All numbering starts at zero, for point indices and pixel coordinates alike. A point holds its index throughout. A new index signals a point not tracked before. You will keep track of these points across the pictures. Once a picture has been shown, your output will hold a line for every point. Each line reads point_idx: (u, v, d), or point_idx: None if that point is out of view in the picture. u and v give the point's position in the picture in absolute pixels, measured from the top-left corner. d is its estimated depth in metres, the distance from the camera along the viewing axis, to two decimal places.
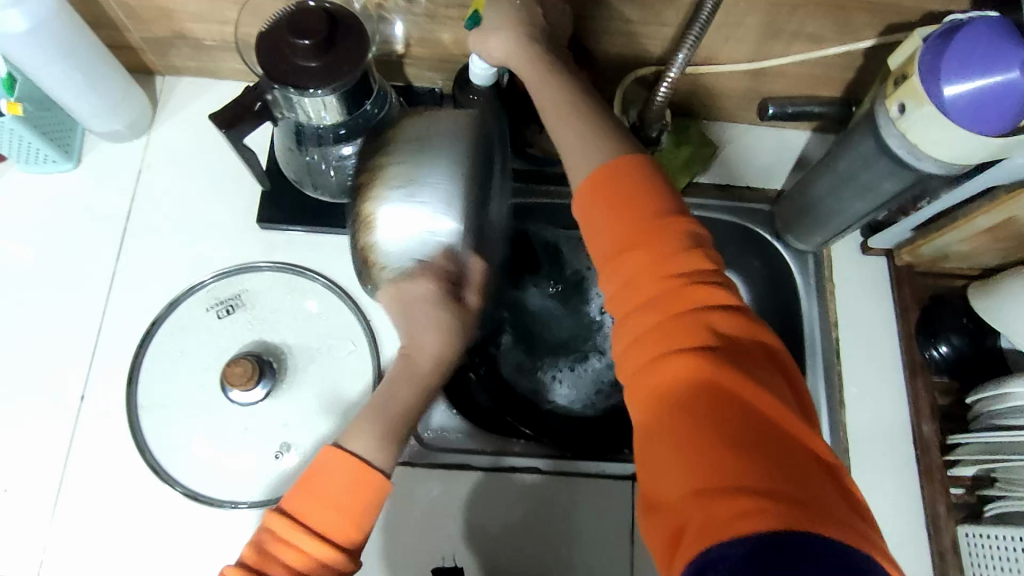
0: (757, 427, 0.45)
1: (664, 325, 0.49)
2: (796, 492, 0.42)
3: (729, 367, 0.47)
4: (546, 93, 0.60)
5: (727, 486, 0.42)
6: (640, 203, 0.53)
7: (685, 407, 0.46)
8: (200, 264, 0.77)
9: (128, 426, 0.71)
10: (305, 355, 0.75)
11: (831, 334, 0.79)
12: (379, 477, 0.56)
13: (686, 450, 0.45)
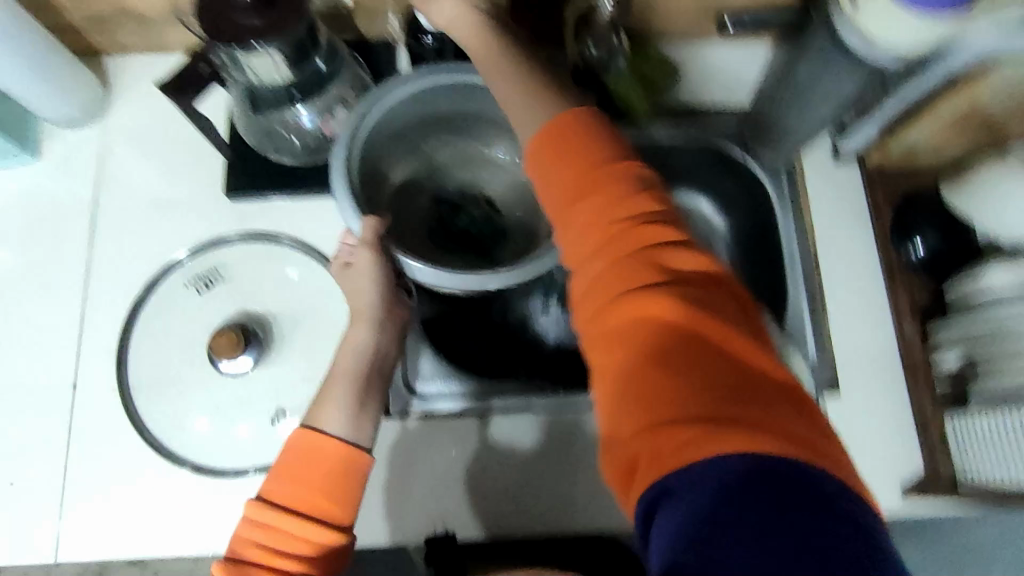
0: (726, 363, 0.43)
1: (620, 269, 0.47)
2: (752, 418, 0.40)
3: (691, 303, 0.45)
4: (498, 52, 0.60)
5: (677, 417, 0.41)
6: (592, 159, 0.51)
7: (643, 350, 0.44)
8: (174, 242, 0.76)
9: (125, 408, 0.72)
10: (290, 321, 0.75)
11: (808, 245, 0.81)
12: (356, 454, 0.59)
13: (637, 387, 0.43)
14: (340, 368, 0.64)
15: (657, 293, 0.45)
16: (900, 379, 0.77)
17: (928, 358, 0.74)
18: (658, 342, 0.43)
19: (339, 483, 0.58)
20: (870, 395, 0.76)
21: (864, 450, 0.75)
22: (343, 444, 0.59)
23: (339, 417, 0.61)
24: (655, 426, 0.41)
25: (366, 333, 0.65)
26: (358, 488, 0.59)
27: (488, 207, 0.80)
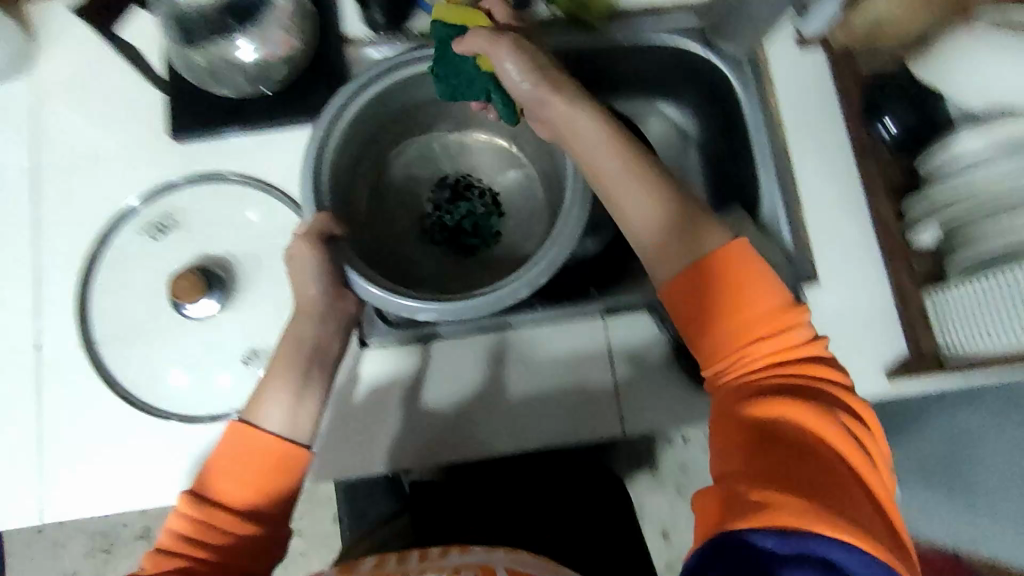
0: (831, 465, 0.47)
1: (740, 357, 0.53)
2: (808, 483, 0.45)
3: (807, 412, 0.49)
4: (599, 151, 0.59)
5: (754, 453, 0.47)
6: (743, 264, 0.54)
7: (749, 420, 0.50)
8: (124, 191, 0.73)
9: (92, 364, 0.70)
10: (254, 262, 0.73)
11: (778, 137, 0.79)
12: (292, 448, 0.58)
13: (744, 420, 0.50)
14: (278, 361, 0.62)
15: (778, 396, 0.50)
16: (879, 261, 0.76)
17: (905, 238, 0.73)
18: (762, 423, 0.49)
19: (272, 479, 0.56)
20: (849, 282, 0.76)
21: (845, 337, 0.75)
22: (276, 436, 0.57)
23: (278, 412, 0.59)
24: (734, 467, 0.48)
25: (313, 326, 0.63)
26: (291, 483, 0.57)
27: (490, 201, 0.85)
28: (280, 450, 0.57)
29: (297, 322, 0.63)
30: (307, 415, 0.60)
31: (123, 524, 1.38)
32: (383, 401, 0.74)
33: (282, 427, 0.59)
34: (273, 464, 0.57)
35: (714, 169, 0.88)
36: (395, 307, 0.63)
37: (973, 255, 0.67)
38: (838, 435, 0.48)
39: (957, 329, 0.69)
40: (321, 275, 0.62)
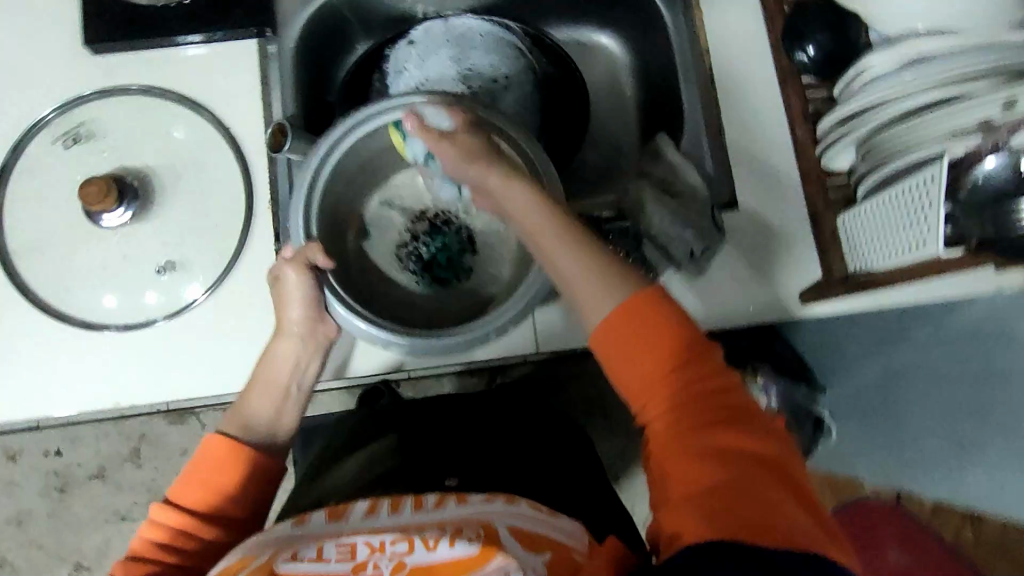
0: (776, 494, 0.45)
1: (670, 393, 0.50)
2: (767, 518, 0.43)
3: (756, 441, 0.48)
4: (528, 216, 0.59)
5: (709, 506, 0.44)
6: (654, 308, 0.51)
7: (705, 453, 0.47)
8: (40, 103, 0.73)
9: (6, 271, 0.71)
10: (171, 176, 0.73)
11: (702, 64, 0.80)
12: (268, 462, 0.60)
13: (686, 470, 0.47)
14: (261, 377, 0.64)
15: (726, 426, 0.48)
16: (796, 187, 0.77)
17: (819, 157, 0.72)
18: (721, 456, 0.47)
19: (248, 490, 0.58)
20: (766, 207, 0.76)
21: (759, 260, 0.75)
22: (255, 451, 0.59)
23: (259, 414, 0.62)
24: (701, 502, 0.44)
25: (298, 348, 0.66)
26: (265, 493, 0.60)
27: (467, 239, 0.81)
28: (252, 461, 0.59)
29: (281, 343, 0.65)
30: (285, 420, 0.64)
31: (78, 464, 1.39)
32: None
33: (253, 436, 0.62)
34: (243, 477, 0.58)
35: (649, 101, 0.88)
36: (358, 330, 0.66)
37: (873, 177, 0.66)
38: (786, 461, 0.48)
39: (861, 245, 0.69)
40: (308, 296, 0.65)
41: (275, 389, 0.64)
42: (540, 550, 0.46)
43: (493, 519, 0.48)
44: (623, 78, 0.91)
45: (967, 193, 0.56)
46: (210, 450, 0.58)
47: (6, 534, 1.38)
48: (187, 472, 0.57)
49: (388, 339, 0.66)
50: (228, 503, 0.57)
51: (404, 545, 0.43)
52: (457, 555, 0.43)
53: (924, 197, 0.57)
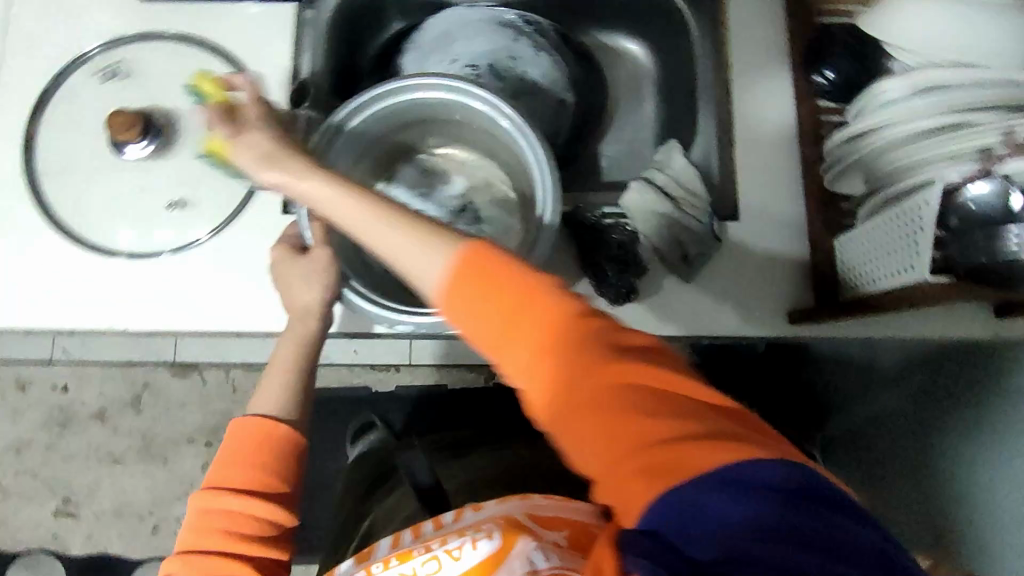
0: (709, 425, 0.38)
1: (562, 360, 0.41)
2: (712, 452, 0.36)
3: (670, 369, 0.41)
4: (348, 218, 0.48)
5: (652, 475, 0.37)
6: (520, 278, 0.42)
7: (631, 403, 0.39)
8: (85, 38, 0.77)
9: (29, 189, 0.75)
10: (195, 119, 0.76)
11: (722, 76, 0.80)
12: (301, 433, 0.62)
13: (608, 441, 0.39)
14: (274, 364, 0.64)
15: (633, 361, 0.40)
16: (800, 205, 0.77)
17: (823, 178, 0.73)
18: (647, 401, 0.39)
19: (288, 463, 0.60)
20: (767, 220, 0.76)
21: (755, 272, 0.75)
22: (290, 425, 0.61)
23: (275, 394, 0.63)
24: (652, 475, 0.37)
25: (314, 327, 0.66)
26: (301, 461, 0.61)
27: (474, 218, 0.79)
28: (287, 432, 0.61)
29: (297, 326, 0.65)
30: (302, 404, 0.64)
31: (83, 402, 1.44)
32: None
33: (277, 414, 0.62)
34: (281, 448, 0.60)
35: (667, 110, 0.89)
36: (373, 313, 0.67)
37: (874, 203, 0.66)
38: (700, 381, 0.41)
39: (856, 270, 0.69)
40: (326, 284, 0.65)
41: (288, 372, 0.63)
42: (557, 528, 0.48)
43: (509, 512, 0.49)
44: (646, 86, 0.92)
45: (957, 219, 0.56)
46: (246, 431, 0.60)
47: (5, 460, 1.42)
48: (226, 456, 0.59)
49: (402, 322, 0.67)
50: (271, 478, 0.59)
51: (431, 565, 0.46)
52: (483, 553, 0.44)
53: (915, 223, 0.58)
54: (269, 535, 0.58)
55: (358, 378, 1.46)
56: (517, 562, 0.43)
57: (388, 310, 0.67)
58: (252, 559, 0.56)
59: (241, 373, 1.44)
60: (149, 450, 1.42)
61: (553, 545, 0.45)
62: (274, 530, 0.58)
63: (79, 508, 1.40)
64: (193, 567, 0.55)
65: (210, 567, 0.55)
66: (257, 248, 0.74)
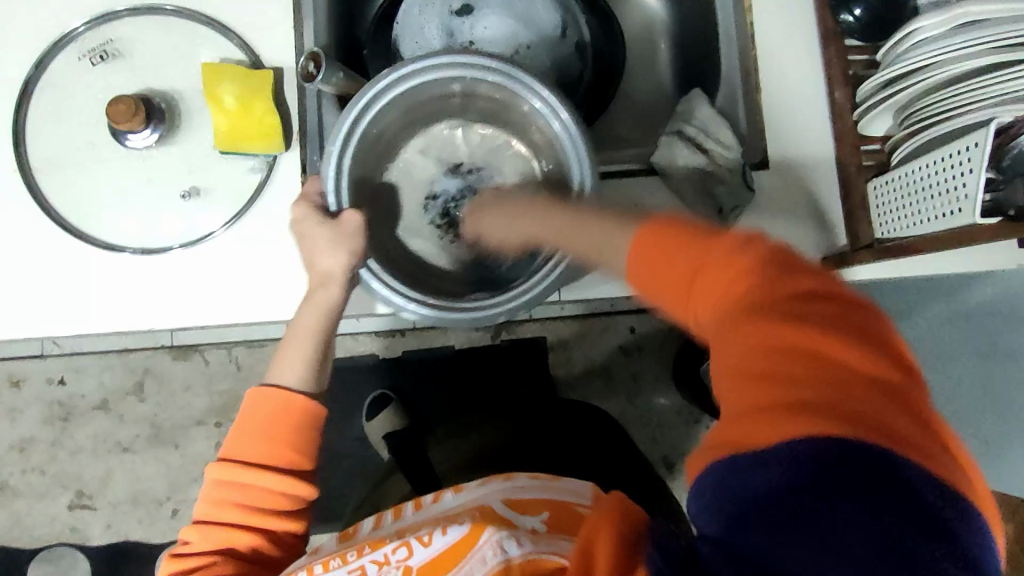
0: (864, 399, 0.36)
1: (737, 306, 0.41)
2: (853, 411, 0.36)
3: (844, 339, 0.38)
4: (559, 226, 0.57)
5: (797, 407, 0.36)
6: (683, 233, 0.46)
7: (775, 361, 0.38)
8: (65, 17, 0.71)
9: (26, 189, 0.70)
10: (197, 99, 0.71)
11: (745, 18, 0.77)
12: (314, 404, 0.61)
13: (763, 384, 0.38)
14: (294, 330, 0.63)
15: (802, 328, 0.39)
16: (831, 148, 0.76)
17: (857, 121, 0.72)
18: (797, 359, 0.38)
19: (305, 435, 0.61)
20: (797, 167, 0.76)
21: (788, 221, 0.75)
22: (306, 399, 0.61)
23: (296, 365, 0.62)
24: (773, 450, 0.35)
25: (337, 295, 0.63)
26: (315, 431, 0.62)
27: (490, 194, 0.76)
28: (301, 404, 0.61)
29: (319, 293, 0.63)
30: (323, 371, 0.64)
31: (83, 394, 1.39)
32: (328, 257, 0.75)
33: (299, 385, 0.62)
34: (299, 420, 0.61)
35: (683, 57, 0.87)
36: (379, 294, 0.62)
37: (911, 144, 0.66)
38: (887, 367, 0.38)
39: (890, 212, 0.69)
40: (348, 257, 0.61)
41: (310, 339, 0.63)
42: (535, 510, 0.58)
43: (489, 500, 0.60)
44: (660, 35, 0.91)
45: (1010, 160, 0.57)
46: (264, 404, 0.60)
47: (10, 459, 1.38)
48: (241, 429, 0.60)
49: (409, 305, 0.62)
50: (288, 453, 0.60)
51: (403, 552, 0.56)
52: (451, 540, 0.55)
53: (964, 165, 0.58)
54: (284, 507, 0.60)
55: (361, 347, 1.36)
56: (485, 547, 0.54)
57: (396, 293, 0.62)
58: (267, 529, 0.59)
59: (243, 352, 1.40)
60: (159, 436, 1.40)
61: (526, 530, 0.56)
62: (288, 502, 0.60)
63: (95, 500, 1.38)
64: (210, 538, 0.58)
65: (225, 537, 0.58)
66: (277, 238, 0.70)
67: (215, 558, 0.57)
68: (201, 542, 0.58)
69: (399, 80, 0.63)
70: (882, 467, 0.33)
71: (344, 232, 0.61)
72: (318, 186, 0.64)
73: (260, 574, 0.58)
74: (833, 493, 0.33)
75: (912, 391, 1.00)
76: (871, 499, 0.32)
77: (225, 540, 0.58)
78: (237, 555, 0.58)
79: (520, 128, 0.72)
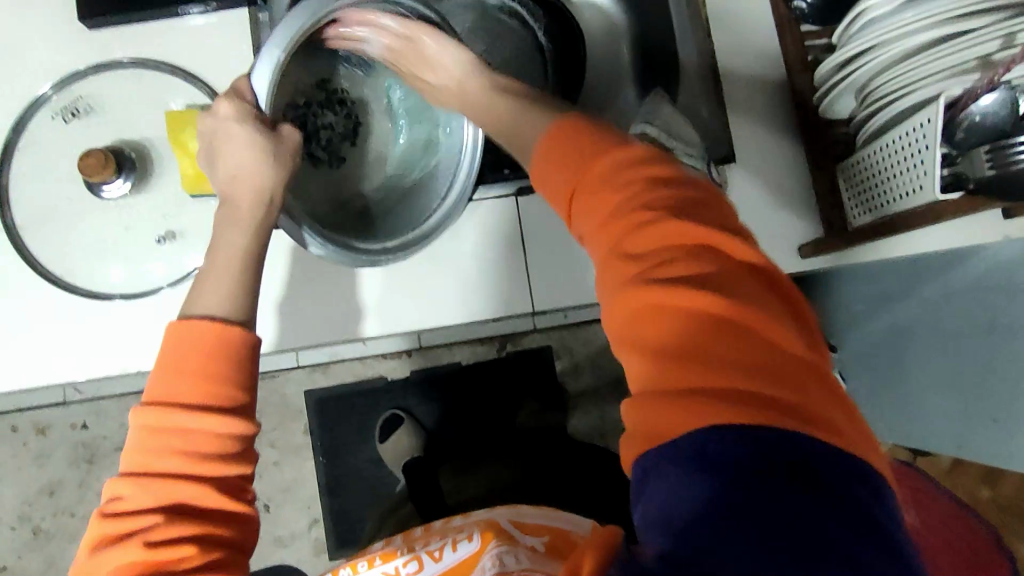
0: (766, 371, 0.36)
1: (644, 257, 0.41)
2: (756, 387, 0.35)
3: (772, 321, 0.37)
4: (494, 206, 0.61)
5: (700, 387, 0.36)
6: (591, 167, 0.45)
7: (691, 344, 0.37)
8: (39, 81, 0.74)
9: (12, 245, 0.72)
10: (167, 147, 0.74)
11: (698, 14, 0.78)
12: (239, 331, 0.54)
13: (665, 356, 0.37)
14: (217, 259, 0.58)
15: (700, 289, 0.38)
16: (796, 134, 0.76)
17: (818, 107, 0.72)
18: (718, 340, 0.37)
19: (240, 368, 0.53)
20: (764, 157, 0.76)
21: (759, 213, 0.75)
22: (245, 328, 0.54)
23: (221, 294, 0.56)
24: (684, 439, 0.35)
25: (260, 215, 0.60)
26: (251, 365, 0.54)
27: (352, 121, 0.76)
28: (234, 334, 0.54)
29: (241, 210, 0.60)
30: (251, 305, 0.57)
31: (105, 435, 1.40)
32: (329, 284, 0.76)
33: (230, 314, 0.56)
34: (232, 353, 0.53)
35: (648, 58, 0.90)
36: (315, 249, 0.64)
37: (873, 125, 0.65)
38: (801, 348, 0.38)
39: (862, 194, 0.68)
40: (275, 164, 0.61)
41: (235, 263, 0.58)
42: (539, 534, 0.58)
43: (495, 513, 0.62)
44: (622, 37, 0.95)
45: (963, 133, 0.57)
46: (193, 340, 0.53)
47: (40, 505, 1.39)
48: (172, 368, 0.52)
49: (311, 241, 0.63)
50: (228, 388, 0.52)
51: (414, 565, 0.60)
52: (460, 554, 0.58)
53: (921, 142, 0.56)
54: (231, 452, 0.51)
55: (371, 369, 1.35)
56: (484, 559, 0.55)
57: (338, 253, 0.64)
58: (213, 481, 0.51)
59: None
60: None
61: (527, 547, 0.56)
62: (234, 446, 0.52)
63: None
64: (150, 492, 0.49)
65: (170, 491, 0.49)
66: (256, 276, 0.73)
67: (158, 515, 0.48)
68: (139, 497, 0.49)
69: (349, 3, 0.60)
70: (787, 471, 0.33)
71: (287, 146, 0.62)
72: (252, 84, 0.60)
73: (214, 527, 0.49)
74: (779, 505, 0.31)
75: (918, 371, 0.96)
76: (827, 503, 0.32)
77: (165, 496, 0.49)
78: (184, 512, 0.49)
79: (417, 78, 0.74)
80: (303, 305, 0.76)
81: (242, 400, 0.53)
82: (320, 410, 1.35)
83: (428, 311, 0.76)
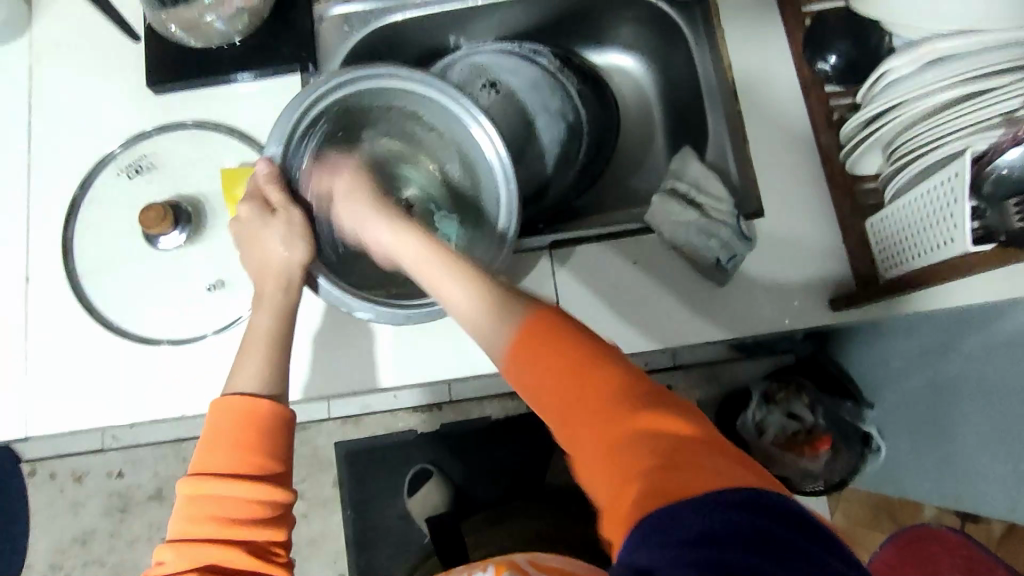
0: (731, 464, 0.40)
1: (602, 401, 0.44)
2: (730, 475, 0.39)
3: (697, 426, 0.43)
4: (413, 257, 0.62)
5: (687, 484, 0.38)
6: (545, 318, 0.49)
7: (649, 459, 0.41)
8: (109, 141, 0.80)
9: (71, 291, 0.76)
10: (220, 201, 0.78)
11: (725, 77, 0.82)
12: (273, 405, 0.56)
13: (650, 474, 0.40)
14: (248, 343, 0.63)
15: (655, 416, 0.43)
16: (825, 190, 0.77)
17: (846, 165, 0.74)
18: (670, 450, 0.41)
19: (274, 441, 0.55)
20: (794, 211, 0.76)
21: (790, 265, 0.75)
22: (276, 404, 0.57)
23: (254, 371, 0.60)
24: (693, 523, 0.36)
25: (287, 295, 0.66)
26: (287, 437, 0.56)
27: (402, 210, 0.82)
28: (270, 408, 0.56)
29: (270, 292, 0.66)
30: (281, 376, 0.61)
31: (139, 484, 1.41)
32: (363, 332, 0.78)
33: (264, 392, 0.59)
34: (269, 425, 0.56)
35: (679, 119, 0.94)
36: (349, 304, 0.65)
37: (900, 179, 0.66)
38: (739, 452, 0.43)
39: (893, 249, 0.69)
40: (285, 240, 0.67)
41: (263, 344, 0.62)
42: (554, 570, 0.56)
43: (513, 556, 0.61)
44: (651, 100, 0.99)
45: (991, 186, 0.56)
46: (232, 412, 0.55)
47: (72, 553, 1.39)
48: (213, 438, 0.54)
49: (358, 307, 0.65)
50: (266, 459, 0.54)
51: None
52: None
53: (949, 195, 0.57)
54: (266, 519, 0.53)
55: (400, 422, 1.36)
56: None
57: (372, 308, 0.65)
58: (248, 546, 0.52)
59: None
60: None
61: None
62: (265, 513, 0.53)
63: None
64: (186, 557, 0.51)
65: (204, 554, 0.51)
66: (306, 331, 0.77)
67: None
68: (176, 560, 0.51)
69: (344, 83, 0.69)
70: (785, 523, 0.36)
71: (294, 225, 0.68)
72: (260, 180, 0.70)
73: None
74: (770, 543, 0.35)
75: (962, 428, 0.93)
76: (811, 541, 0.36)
77: (199, 560, 0.51)
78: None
79: (441, 141, 0.79)
80: (338, 353, 0.77)
81: (278, 470, 0.55)
82: (349, 463, 1.35)
83: (453, 361, 0.77)
